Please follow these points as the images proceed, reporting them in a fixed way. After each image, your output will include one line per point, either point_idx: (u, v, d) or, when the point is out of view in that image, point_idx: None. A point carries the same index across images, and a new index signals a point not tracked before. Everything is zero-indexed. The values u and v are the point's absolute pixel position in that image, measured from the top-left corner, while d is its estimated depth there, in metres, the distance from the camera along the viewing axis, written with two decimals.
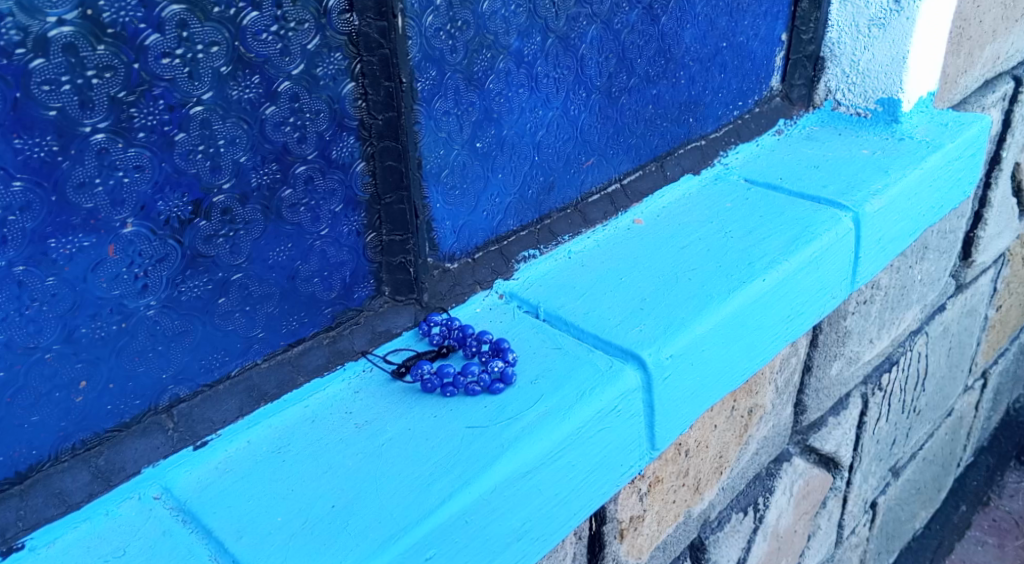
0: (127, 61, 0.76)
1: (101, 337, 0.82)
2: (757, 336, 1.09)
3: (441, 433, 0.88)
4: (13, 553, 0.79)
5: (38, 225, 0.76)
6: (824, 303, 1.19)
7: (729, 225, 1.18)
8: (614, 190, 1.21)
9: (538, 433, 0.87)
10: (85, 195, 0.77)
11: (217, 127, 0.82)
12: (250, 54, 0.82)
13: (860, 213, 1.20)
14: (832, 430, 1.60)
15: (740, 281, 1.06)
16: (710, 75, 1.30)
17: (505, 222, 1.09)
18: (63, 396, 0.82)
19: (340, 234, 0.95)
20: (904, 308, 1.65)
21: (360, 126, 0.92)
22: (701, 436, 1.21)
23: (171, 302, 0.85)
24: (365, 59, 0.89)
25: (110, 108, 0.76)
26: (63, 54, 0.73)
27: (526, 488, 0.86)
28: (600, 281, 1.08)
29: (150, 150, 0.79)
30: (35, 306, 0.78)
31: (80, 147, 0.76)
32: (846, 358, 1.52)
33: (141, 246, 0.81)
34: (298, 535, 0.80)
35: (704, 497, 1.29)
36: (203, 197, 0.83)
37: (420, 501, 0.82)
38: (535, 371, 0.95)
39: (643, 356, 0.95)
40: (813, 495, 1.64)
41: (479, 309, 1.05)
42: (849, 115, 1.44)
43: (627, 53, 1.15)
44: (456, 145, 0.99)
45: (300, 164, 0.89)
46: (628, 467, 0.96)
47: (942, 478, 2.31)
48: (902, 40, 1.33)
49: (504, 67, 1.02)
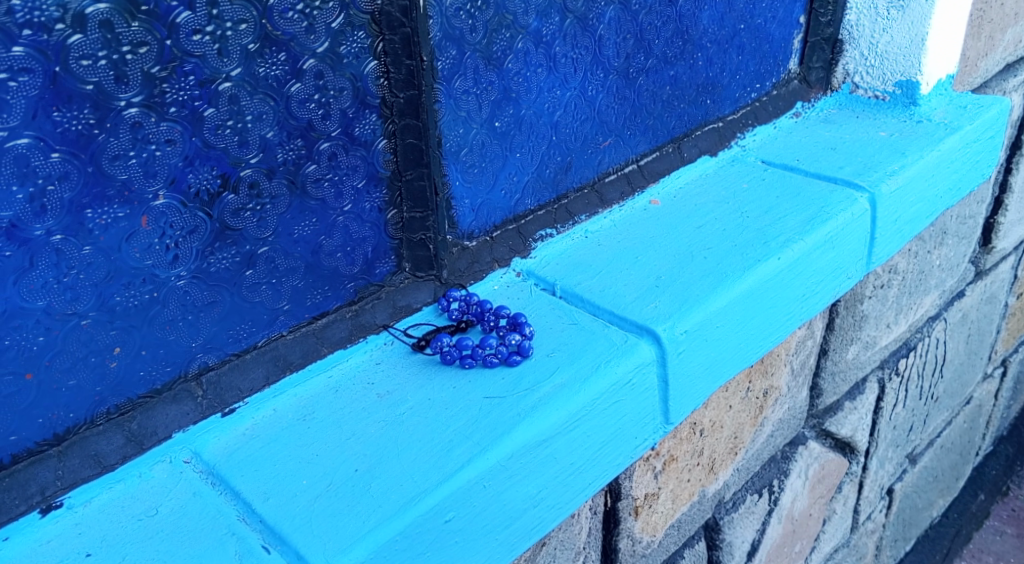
0: (159, 38, 0.78)
1: (134, 305, 0.85)
2: (772, 314, 1.10)
3: (460, 403, 0.91)
4: (52, 511, 0.83)
5: (75, 195, 0.79)
6: (839, 283, 1.21)
7: (745, 205, 1.19)
8: (631, 171, 1.23)
9: (555, 404, 0.90)
10: (120, 167, 0.80)
11: (245, 103, 0.85)
12: (277, 31, 0.84)
13: (876, 194, 1.21)
14: (847, 415, 1.62)
15: (755, 259, 1.08)
16: (728, 57, 1.31)
17: (522, 202, 1.11)
18: (98, 361, 0.85)
19: (362, 210, 0.97)
20: (922, 293, 1.66)
21: (382, 105, 0.94)
22: (716, 416, 1.23)
23: (201, 273, 0.87)
24: (387, 38, 0.91)
25: (143, 83, 0.79)
26: (99, 30, 0.75)
27: (542, 456, 0.88)
28: (616, 259, 1.10)
29: (181, 125, 0.82)
30: (73, 274, 0.81)
31: (115, 120, 0.78)
32: (863, 342, 1.54)
33: (172, 218, 0.84)
34: (322, 497, 0.83)
35: (719, 476, 1.31)
36: (231, 171, 0.86)
37: (440, 466, 0.84)
38: (552, 345, 0.97)
39: (658, 331, 0.97)
40: (829, 479, 1.66)
41: (497, 286, 1.07)
42: (866, 98, 1.45)
43: (645, 34, 1.17)
44: (475, 123, 1.02)
45: (324, 141, 0.91)
46: (642, 440, 0.99)
47: (960, 467, 2.32)
48: (921, 22, 1.34)
49: (523, 47, 1.04)
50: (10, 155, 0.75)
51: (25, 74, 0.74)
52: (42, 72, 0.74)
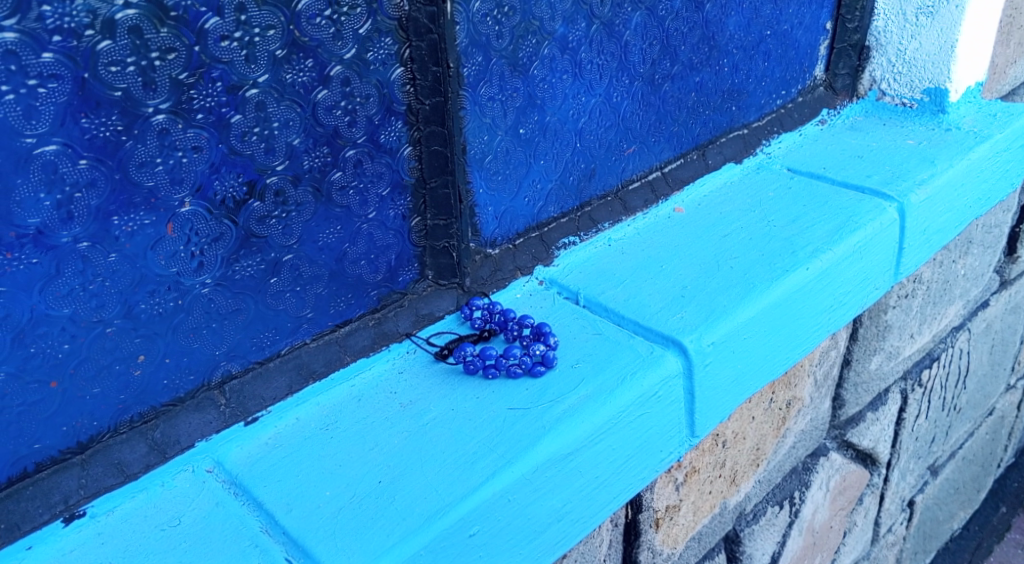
0: (188, 44, 0.78)
1: (159, 313, 0.84)
2: (800, 326, 1.09)
3: (484, 414, 0.90)
4: (75, 520, 0.82)
5: (102, 202, 0.78)
6: (868, 293, 1.19)
7: (772, 214, 1.18)
8: (655, 178, 1.22)
9: (580, 416, 0.89)
10: (146, 173, 0.79)
11: (272, 110, 0.84)
12: (305, 37, 0.84)
13: (905, 204, 1.20)
14: (870, 426, 1.60)
15: (783, 270, 1.07)
16: (754, 63, 1.30)
17: (546, 209, 1.10)
18: (122, 369, 0.84)
19: (387, 217, 0.97)
20: (946, 303, 1.64)
21: (408, 111, 0.94)
22: (739, 427, 1.22)
23: (225, 280, 0.87)
24: (414, 44, 0.91)
25: (171, 89, 0.78)
26: (128, 36, 0.75)
27: (567, 469, 0.87)
28: (641, 268, 1.08)
29: (208, 131, 0.81)
30: (98, 281, 0.80)
31: (143, 127, 0.78)
32: (886, 352, 1.52)
33: (198, 225, 0.84)
34: (346, 509, 0.82)
35: (741, 488, 1.30)
36: (257, 178, 0.85)
37: (464, 480, 0.83)
38: (577, 355, 0.96)
39: (684, 343, 0.96)
40: (850, 491, 1.64)
41: (520, 294, 1.06)
42: (894, 105, 1.43)
43: (671, 40, 1.16)
44: (500, 130, 1.01)
45: (350, 148, 0.91)
46: (668, 453, 0.97)
47: (982, 479, 2.29)
48: (951, 28, 1.32)
49: (549, 53, 1.03)
50: (37, 162, 0.75)
51: (54, 80, 0.73)
52: (70, 78, 0.74)
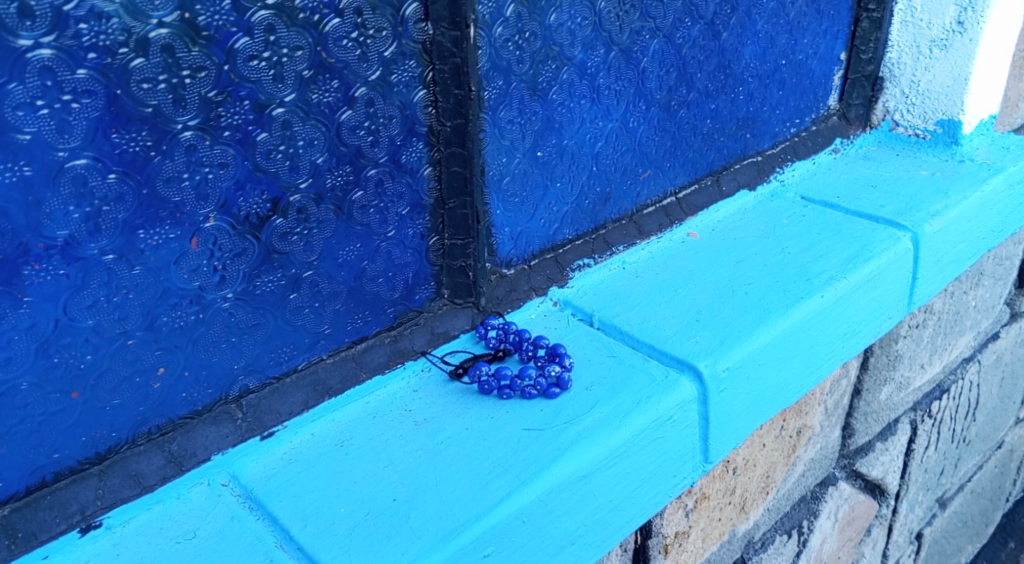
0: (218, 63, 0.79)
1: (180, 327, 0.85)
2: (814, 353, 1.09)
3: (499, 434, 0.91)
4: (91, 531, 0.83)
5: (129, 216, 0.79)
6: (881, 323, 1.19)
7: (786, 241, 1.19)
8: (670, 204, 1.23)
9: (595, 439, 0.89)
10: (173, 188, 0.81)
11: (297, 129, 0.85)
12: (331, 59, 0.85)
13: (919, 234, 1.20)
14: (879, 457, 1.59)
15: (798, 297, 1.07)
16: (769, 91, 1.31)
17: (561, 231, 1.11)
18: (142, 381, 0.85)
19: (405, 236, 0.98)
20: (957, 334, 1.64)
21: (429, 133, 0.95)
22: (750, 455, 1.22)
23: (246, 295, 0.88)
24: (436, 67, 0.92)
25: (200, 106, 0.79)
26: (161, 55, 0.76)
27: (581, 491, 0.88)
28: (655, 292, 1.09)
29: (234, 148, 0.82)
30: (122, 294, 0.81)
31: (171, 143, 0.79)
32: (895, 383, 1.52)
33: (221, 240, 0.85)
34: (361, 525, 0.82)
35: (750, 516, 1.30)
36: (281, 195, 0.87)
37: (478, 499, 0.84)
38: (591, 378, 0.97)
39: (699, 368, 0.96)
40: (858, 521, 1.63)
41: (534, 315, 1.07)
42: (907, 135, 1.44)
43: (688, 67, 1.17)
44: (518, 153, 1.02)
45: (371, 168, 0.92)
46: (681, 478, 0.97)
47: (989, 513, 2.28)
48: (965, 61, 1.33)
49: (567, 78, 1.04)
50: (68, 175, 0.76)
51: (88, 96, 0.74)
52: (104, 94, 0.75)
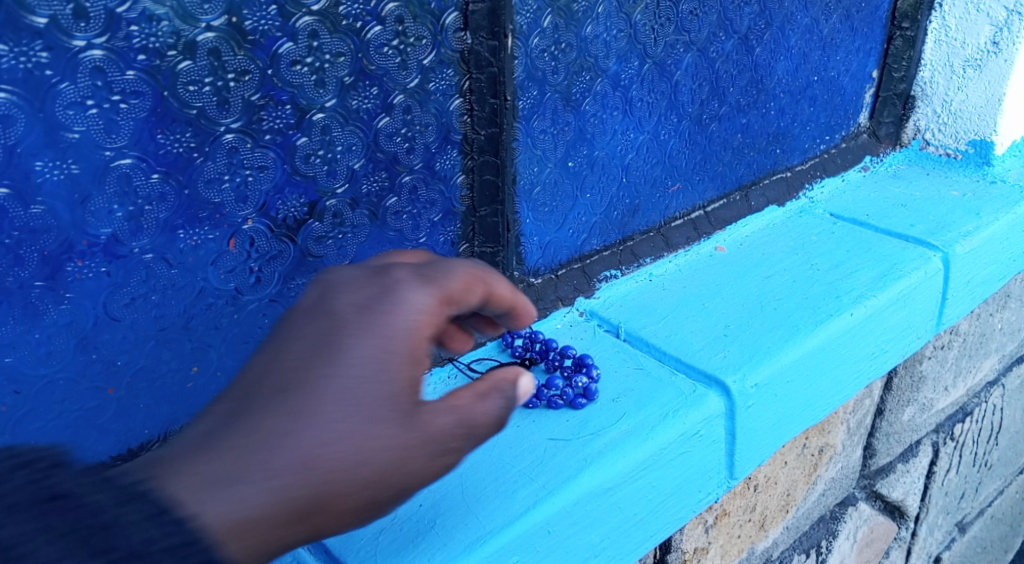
0: (262, 67, 0.80)
1: (215, 326, 0.87)
2: (841, 371, 1.09)
3: (525, 444, 0.91)
4: None
5: (170, 216, 0.80)
6: (909, 343, 1.19)
7: (815, 257, 1.19)
8: (698, 217, 1.23)
9: (622, 451, 0.89)
10: (214, 190, 0.82)
11: (336, 134, 0.86)
12: (371, 66, 0.86)
13: (949, 254, 1.20)
14: (899, 478, 1.58)
15: (827, 314, 1.07)
16: (801, 107, 1.31)
17: (589, 242, 1.12)
18: (176, 379, 0.86)
19: (437, 242, 0.98)
20: (982, 356, 1.63)
21: (464, 141, 0.96)
22: (771, 472, 1.22)
23: (279, 296, 0.89)
24: (474, 76, 0.93)
25: (243, 109, 0.80)
26: (207, 58, 0.77)
27: (607, 503, 0.88)
28: (683, 305, 1.09)
29: (274, 152, 0.84)
30: (160, 293, 0.83)
31: (214, 145, 0.80)
32: (918, 405, 1.51)
33: (257, 242, 0.86)
34: (387, 530, 0.83)
35: (769, 534, 1.29)
36: (317, 199, 0.88)
37: (505, 509, 0.84)
38: (617, 390, 0.97)
39: (727, 383, 0.96)
40: (877, 543, 1.62)
41: (560, 324, 1.08)
42: (938, 155, 1.44)
43: (720, 82, 1.18)
44: (550, 163, 1.03)
45: (406, 174, 0.93)
46: (705, 494, 0.98)
47: (1009, 539, 2.25)
48: (998, 82, 1.33)
49: (601, 90, 1.05)
50: (113, 175, 0.77)
51: (135, 97, 0.75)
52: (151, 95, 0.76)
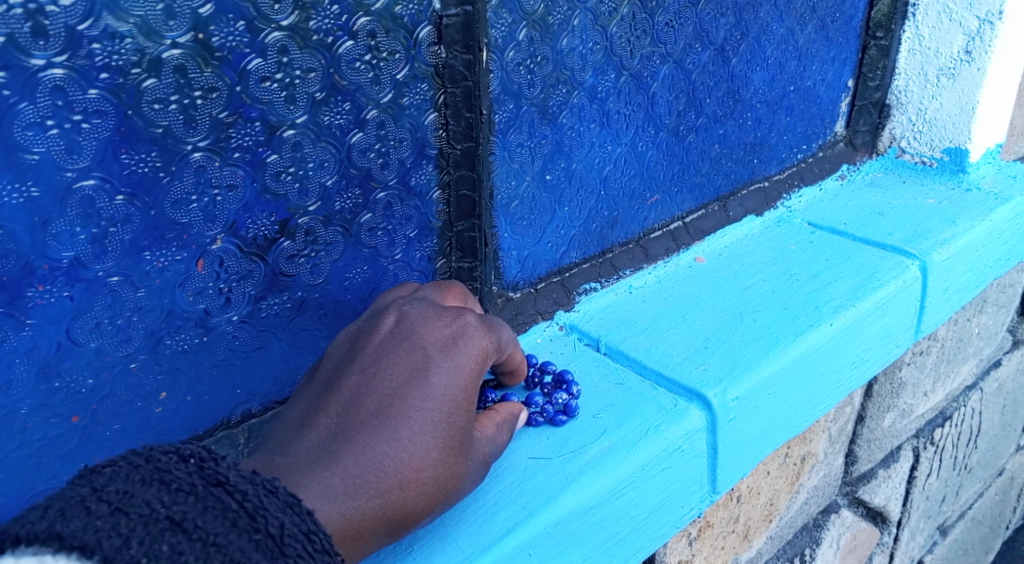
0: (230, 84, 0.78)
1: (183, 350, 0.84)
2: (823, 382, 1.08)
3: (505, 462, 0.89)
4: None
5: (135, 237, 0.78)
6: (890, 351, 1.18)
7: (794, 267, 1.18)
8: (677, 228, 1.22)
9: (603, 469, 0.88)
10: (181, 211, 0.80)
11: (308, 150, 0.85)
12: (343, 81, 0.85)
13: (927, 262, 1.19)
14: (881, 484, 1.58)
15: (807, 325, 1.06)
16: (778, 117, 1.31)
17: (568, 255, 1.10)
18: (143, 405, 0.84)
19: (412, 259, 0.97)
20: (960, 360, 1.63)
21: (439, 155, 0.94)
22: (754, 483, 1.21)
23: (250, 317, 0.87)
24: (448, 90, 0.92)
25: (211, 127, 0.79)
26: (173, 75, 0.76)
27: (588, 523, 0.86)
28: (663, 317, 1.08)
29: (243, 169, 0.82)
30: (126, 316, 0.80)
31: (181, 164, 0.78)
32: (898, 410, 1.51)
33: (227, 262, 0.84)
34: None
35: (752, 545, 1.28)
36: (289, 217, 0.86)
37: (484, 530, 0.83)
38: (598, 406, 0.96)
39: (708, 397, 0.95)
40: (860, 549, 1.61)
41: (539, 339, 1.06)
42: (913, 162, 1.44)
43: (697, 92, 1.17)
44: (527, 176, 1.01)
45: (380, 190, 0.91)
46: (688, 509, 0.96)
47: (989, 542, 2.26)
48: (971, 90, 1.33)
49: (578, 102, 1.03)
50: (75, 196, 0.75)
51: (98, 116, 0.74)
52: (115, 114, 0.74)
